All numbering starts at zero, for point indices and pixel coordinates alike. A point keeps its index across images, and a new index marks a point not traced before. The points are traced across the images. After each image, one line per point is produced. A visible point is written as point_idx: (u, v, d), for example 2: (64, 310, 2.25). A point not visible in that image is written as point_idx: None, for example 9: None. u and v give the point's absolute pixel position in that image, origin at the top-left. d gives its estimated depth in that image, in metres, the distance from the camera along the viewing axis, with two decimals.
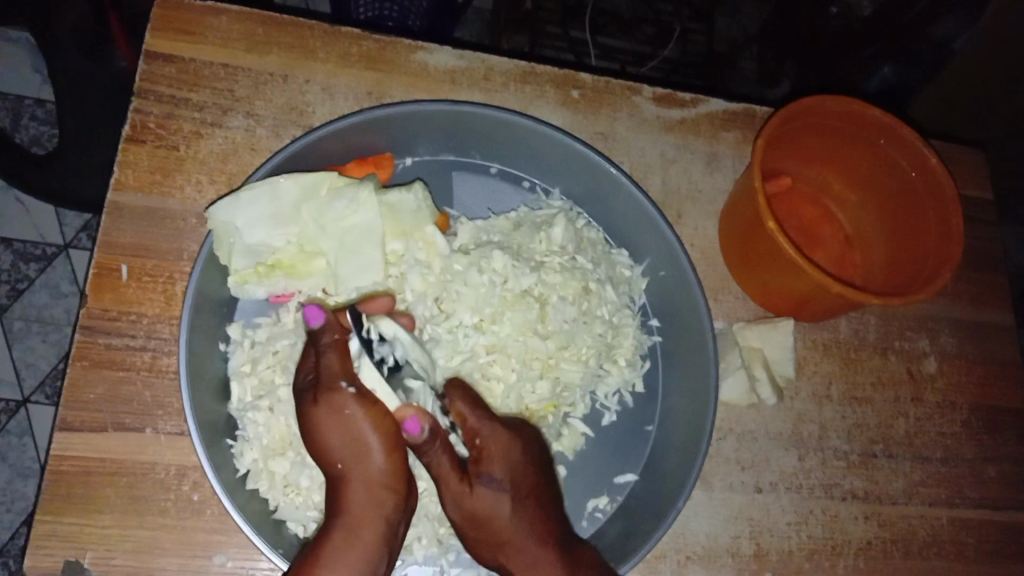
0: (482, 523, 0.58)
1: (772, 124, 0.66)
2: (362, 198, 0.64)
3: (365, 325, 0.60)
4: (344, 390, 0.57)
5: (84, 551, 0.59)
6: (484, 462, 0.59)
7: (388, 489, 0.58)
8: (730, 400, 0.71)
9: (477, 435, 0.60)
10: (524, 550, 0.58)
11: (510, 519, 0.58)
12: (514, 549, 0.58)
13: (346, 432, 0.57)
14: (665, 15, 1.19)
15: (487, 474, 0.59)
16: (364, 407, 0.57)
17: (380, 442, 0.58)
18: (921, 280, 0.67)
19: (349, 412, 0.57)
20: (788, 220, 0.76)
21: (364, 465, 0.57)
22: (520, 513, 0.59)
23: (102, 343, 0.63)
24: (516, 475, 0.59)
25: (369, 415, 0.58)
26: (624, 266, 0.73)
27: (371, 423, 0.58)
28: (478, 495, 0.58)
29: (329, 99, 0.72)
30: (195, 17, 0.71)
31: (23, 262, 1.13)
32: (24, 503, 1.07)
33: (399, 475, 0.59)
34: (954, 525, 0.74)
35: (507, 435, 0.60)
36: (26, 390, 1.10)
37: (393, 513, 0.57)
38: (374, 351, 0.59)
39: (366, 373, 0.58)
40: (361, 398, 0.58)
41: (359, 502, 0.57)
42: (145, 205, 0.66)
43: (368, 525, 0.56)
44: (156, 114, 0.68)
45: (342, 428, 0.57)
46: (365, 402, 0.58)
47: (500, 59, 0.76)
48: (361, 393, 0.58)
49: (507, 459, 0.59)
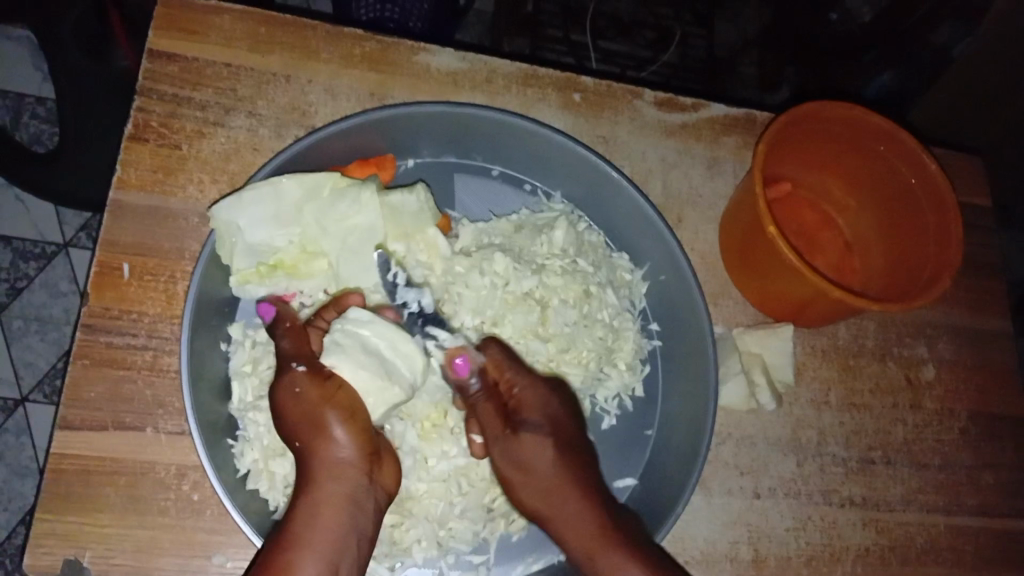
0: (524, 470, 0.59)
1: (773, 130, 0.66)
2: (364, 199, 0.64)
3: (393, 268, 0.66)
4: (293, 369, 0.58)
5: (84, 550, 0.59)
6: (522, 410, 0.61)
7: (349, 466, 0.57)
8: (730, 405, 0.71)
9: (515, 384, 0.62)
10: (568, 497, 0.58)
11: (552, 464, 0.59)
12: (561, 499, 0.59)
13: (301, 408, 0.57)
14: (666, 20, 1.19)
15: (527, 420, 0.60)
16: (314, 383, 0.57)
17: (335, 417, 0.57)
18: (919, 287, 0.67)
19: (299, 390, 0.57)
20: (788, 225, 0.76)
21: (319, 443, 0.56)
22: (561, 459, 0.59)
23: (103, 342, 0.63)
24: (555, 422, 0.61)
25: (319, 390, 0.57)
26: (625, 269, 0.73)
27: (322, 399, 0.57)
28: (521, 440, 0.59)
29: (332, 99, 0.72)
30: (199, 17, 0.71)
31: (22, 261, 1.13)
32: (21, 503, 1.07)
33: (361, 449, 0.57)
34: (952, 532, 0.75)
35: (541, 386, 0.62)
36: (25, 389, 1.10)
37: (356, 489, 0.56)
38: (396, 295, 0.65)
39: (328, 352, 0.58)
40: (311, 374, 0.57)
41: (320, 481, 0.56)
42: (148, 204, 0.66)
43: (330, 504, 0.55)
44: (159, 113, 0.68)
45: (295, 406, 0.57)
46: (315, 376, 0.57)
47: (502, 61, 0.76)
48: (312, 369, 0.58)
49: (544, 407, 0.61)
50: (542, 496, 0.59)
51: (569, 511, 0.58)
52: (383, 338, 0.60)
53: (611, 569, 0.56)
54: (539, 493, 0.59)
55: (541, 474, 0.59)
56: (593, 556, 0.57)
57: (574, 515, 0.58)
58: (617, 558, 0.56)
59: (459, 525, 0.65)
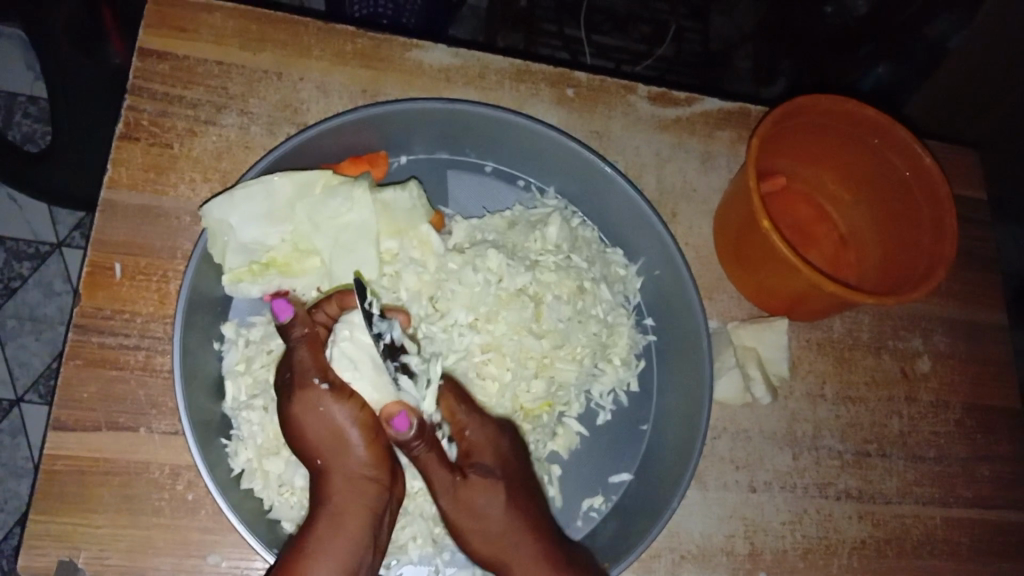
0: (473, 515, 0.61)
1: (767, 122, 0.66)
2: (357, 197, 0.64)
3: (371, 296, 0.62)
4: (316, 386, 0.58)
5: (77, 550, 0.59)
6: (473, 453, 0.62)
7: (372, 480, 0.58)
8: (725, 399, 0.71)
9: (466, 428, 0.62)
10: (518, 540, 0.61)
11: (502, 509, 0.61)
12: (511, 543, 0.61)
13: (326, 428, 0.58)
14: (660, 14, 1.19)
15: (478, 463, 0.62)
16: (338, 399, 0.59)
17: (358, 435, 0.59)
18: (915, 279, 0.67)
19: (325, 408, 0.58)
20: (782, 219, 0.76)
21: (344, 458, 0.58)
22: (514, 503, 0.62)
23: (95, 342, 0.63)
24: (507, 464, 0.63)
25: (345, 408, 0.59)
26: (619, 265, 0.73)
27: (349, 417, 0.59)
28: (472, 484, 0.61)
29: (324, 96, 0.72)
30: (189, 14, 0.70)
31: (15, 260, 1.13)
32: (17, 503, 1.07)
33: (382, 464, 0.59)
34: (948, 524, 0.75)
35: (494, 426, 0.64)
36: (19, 388, 1.10)
37: (377, 502, 0.58)
38: (373, 324, 0.60)
39: (340, 365, 0.60)
40: (335, 393, 0.59)
41: (341, 494, 0.58)
42: (139, 203, 0.66)
43: (351, 514, 0.57)
44: (150, 112, 0.68)
45: (320, 422, 0.58)
46: (339, 395, 0.59)
47: (495, 57, 0.76)
48: (335, 388, 0.59)
49: (497, 449, 0.63)
50: (491, 539, 0.61)
51: (521, 555, 0.61)
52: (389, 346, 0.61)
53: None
54: (492, 537, 0.61)
55: (492, 520, 0.61)
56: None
57: (523, 558, 0.61)
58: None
59: None
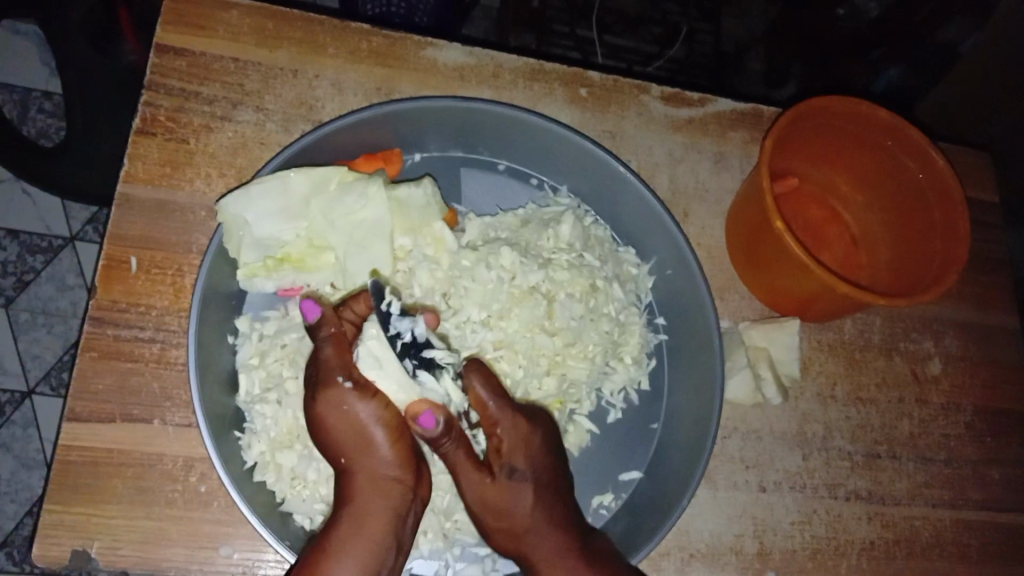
0: (499, 515, 0.59)
1: (781, 123, 0.66)
2: (372, 193, 0.64)
3: (387, 297, 0.61)
4: (339, 385, 0.58)
5: (91, 541, 0.59)
6: (507, 454, 0.60)
7: (394, 480, 0.58)
8: (735, 399, 0.72)
9: (497, 424, 0.60)
10: (542, 539, 0.59)
11: (530, 511, 0.59)
12: (535, 542, 0.59)
13: (349, 427, 0.58)
14: (672, 15, 1.19)
15: (509, 464, 0.59)
16: (362, 397, 0.59)
17: (383, 435, 0.59)
18: (928, 280, 0.67)
19: (349, 406, 0.58)
20: (794, 221, 0.76)
21: (368, 458, 0.58)
22: (542, 504, 0.59)
23: (110, 334, 0.63)
24: (536, 465, 0.60)
25: (367, 406, 0.58)
26: (631, 264, 0.73)
27: (373, 415, 0.59)
28: (500, 486, 0.59)
29: (339, 93, 0.72)
30: (206, 11, 0.71)
31: (28, 254, 1.13)
32: (28, 494, 1.07)
33: (405, 465, 0.59)
34: (957, 526, 0.75)
35: (526, 426, 0.61)
36: (32, 381, 1.11)
37: (399, 502, 0.58)
38: (389, 325, 0.60)
39: (366, 364, 0.59)
40: (359, 390, 0.59)
41: (365, 493, 0.57)
42: (154, 198, 0.66)
43: (373, 514, 0.57)
44: (166, 107, 0.68)
45: (344, 421, 0.58)
46: (362, 392, 0.59)
47: (509, 56, 0.76)
48: (359, 386, 0.59)
49: (527, 449, 0.60)
50: (516, 538, 0.59)
51: (545, 555, 0.58)
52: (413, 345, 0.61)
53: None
54: (517, 536, 0.59)
55: (517, 523, 0.59)
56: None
57: (548, 558, 0.58)
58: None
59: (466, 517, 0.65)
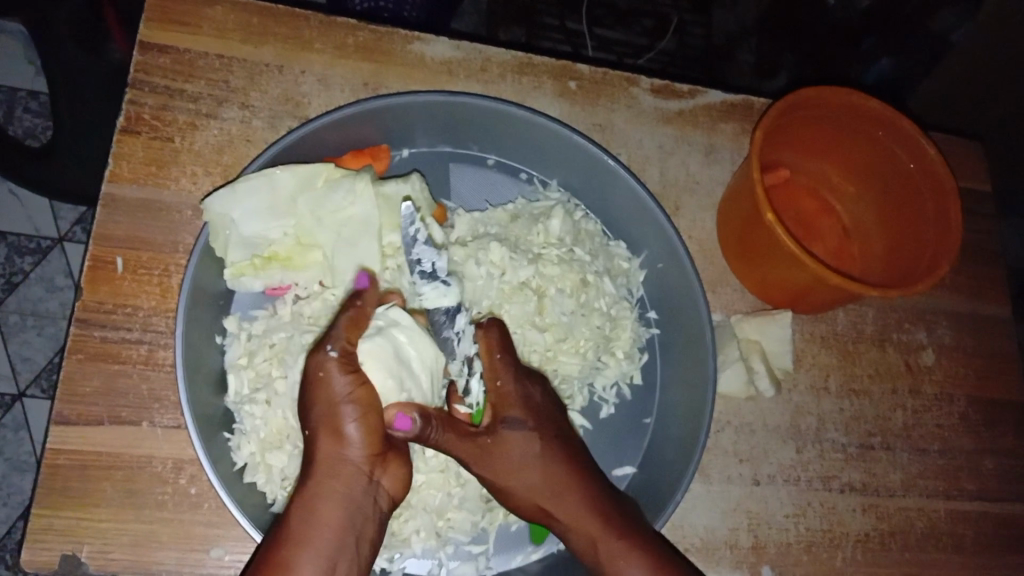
0: (508, 470, 0.59)
1: (771, 116, 0.66)
2: (360, 189, 0.64)
3: (417, 223, 0.65)
4: (323, 353, 0.56)
5: (81, 545, 0.59)
6: (505, 405, 0.60)
7: (354, 463, 0.55)
8: (728, 392, 0.71)
9: (499, 376, 0.61)
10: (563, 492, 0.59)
11: (540, 457, 0.59)
12: (556, 494, 0.59)
13: (321, 397, 0.55)
14: (662, 8, 1.19)
15: (508, 417, 0.60)
16: (341, 370, 0.56)
17: (352, 412, 0.55)
18: (921, 270, 0.67)
19: (324, 375, 0.55)
20: (786, 212, 0.76)
21: (332, 435, 0.55)
22: (549, 451, 0.60)
23: (97, 336, 0.62)
24: (538, 413, 0.61)
25: (344, 381, 0.55)
26: (621, 258, 0.73)
27: (346, 391, 0.55)
28: (506, 438, 0.59)
29: (325, 90, 0.71)
30: (189, 8, 0.70)
31: (17, 256, 1.13)
32: (20, 497, 1.07)
33: (372, 449, 0.56)
34: (952, 517, 0.75)
35: (525, 378, 0.62)
36: (22, 383, 1.10)
37: (356, 488, 0.55)
38: (413, 249, 0.65)
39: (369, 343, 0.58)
40: (341, 361, 0.56)
41: (321, 476, 0.55)
42: (140, 197, 0.66)
43: (329, 502, 0.54)
44: (150, 105, 0.68)
45: (319, 390, 0.55)
46: (344, 365, 0.56)
47: (497, 49, 0.76)
48: (344, 357, 0.56)
49: (527, 400, 0.61)
50: (534, 492, 0.59)
51: (568, 504, 0.59)
52: (416, 346, 0.61)
53: (618, 560, 0.57)
54: (530, 489, 0.59)
55: (529, 472, 0.59)
56: (594, 546, 0.58)
57: (570, 511, 0.59)
58: (623, 550, 0.58)
59: (458, 515, 0.65)
